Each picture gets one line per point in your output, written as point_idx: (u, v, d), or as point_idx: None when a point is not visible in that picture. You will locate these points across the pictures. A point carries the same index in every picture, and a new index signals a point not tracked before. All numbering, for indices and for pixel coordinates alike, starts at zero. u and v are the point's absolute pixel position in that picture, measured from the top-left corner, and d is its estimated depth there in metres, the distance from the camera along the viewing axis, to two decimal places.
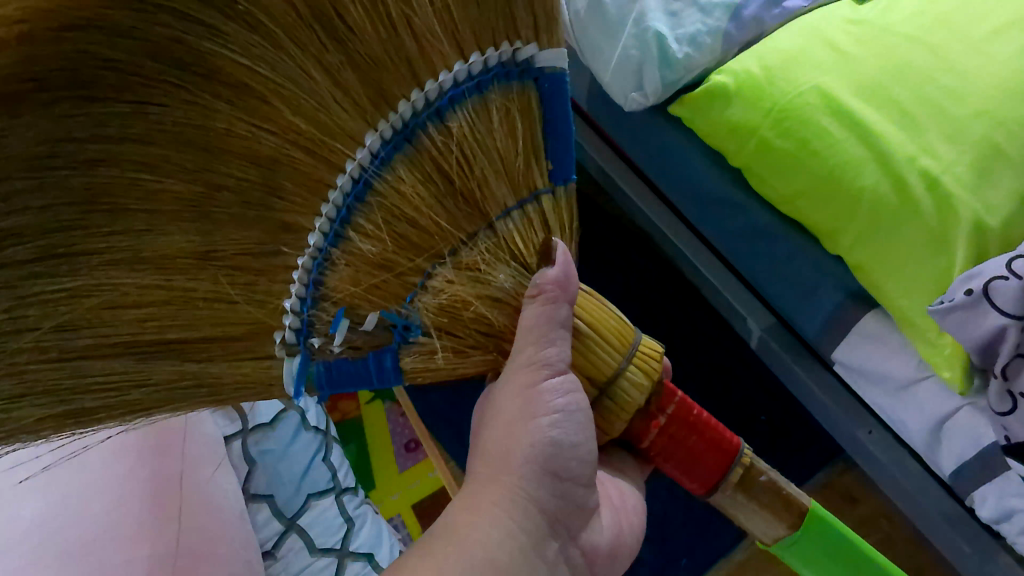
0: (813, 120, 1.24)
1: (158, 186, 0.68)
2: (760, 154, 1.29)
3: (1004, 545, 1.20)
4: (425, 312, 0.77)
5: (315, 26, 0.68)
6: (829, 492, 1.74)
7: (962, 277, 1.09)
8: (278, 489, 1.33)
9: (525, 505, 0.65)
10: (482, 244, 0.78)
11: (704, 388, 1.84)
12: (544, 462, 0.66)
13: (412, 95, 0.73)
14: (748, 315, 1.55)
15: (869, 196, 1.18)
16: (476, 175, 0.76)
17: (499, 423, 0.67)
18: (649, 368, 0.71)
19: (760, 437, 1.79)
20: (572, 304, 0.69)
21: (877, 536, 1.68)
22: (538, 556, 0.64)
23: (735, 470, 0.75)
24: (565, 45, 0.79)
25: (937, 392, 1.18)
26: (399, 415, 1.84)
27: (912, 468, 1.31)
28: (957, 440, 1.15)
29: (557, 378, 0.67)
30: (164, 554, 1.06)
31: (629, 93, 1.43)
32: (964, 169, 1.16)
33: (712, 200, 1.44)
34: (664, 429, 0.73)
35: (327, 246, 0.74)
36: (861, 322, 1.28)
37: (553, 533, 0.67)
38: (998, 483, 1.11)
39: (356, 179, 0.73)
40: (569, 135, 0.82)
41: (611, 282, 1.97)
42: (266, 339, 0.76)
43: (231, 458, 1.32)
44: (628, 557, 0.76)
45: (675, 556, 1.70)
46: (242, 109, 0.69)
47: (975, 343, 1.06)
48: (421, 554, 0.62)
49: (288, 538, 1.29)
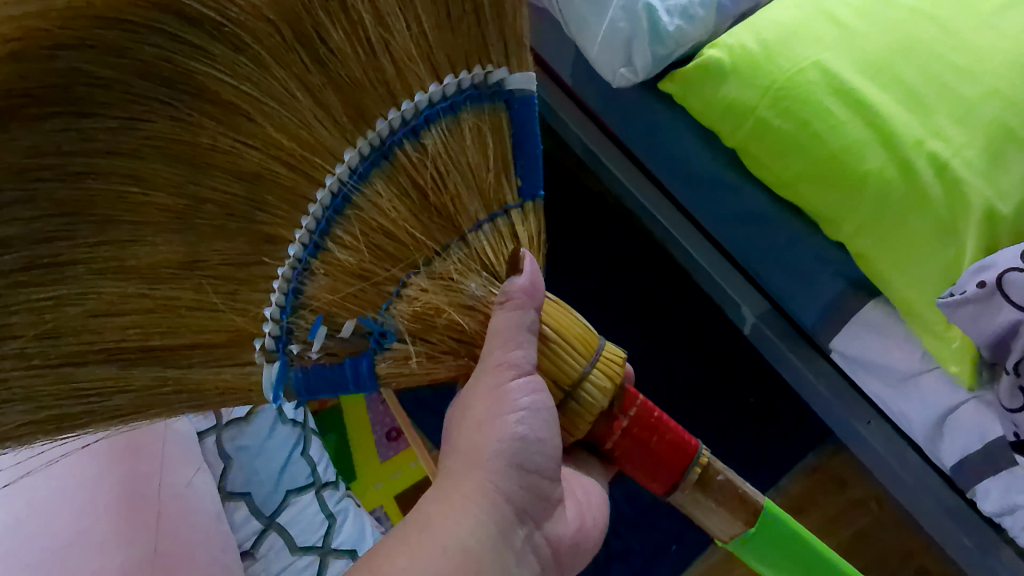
0: (815, 100, 1.21)
1: (145, 198, 0.72)
2: (755, 134, 1.26)
3: (1005, 538, 1.25)
4: (400, 318, 0.80)
5: (298, 49, 0.73)
6: (820, 475, 1.80)
7: (973, 267, 1.07)
8: (255, 486, 1.37)
9: (494, 496, 0.68)
10: (455, 256, 0.82)
11: (693, 372, 1.89)
12: (511, 455, 0.70)
13: (388, 115, 0.78)
14: (742, 302, 1.56)
15: (876, 181, 1.16)
16: (448, 191, 0.81)
17: (468, 419, 0.71)
18: (612, 372, 0.76)
19: (749, 418, 1.85)
20: (538, 310, 0.73)
21: (868, 518, 1.75)
22: (507, 546, 0.68)
23: (692, 470, 0.79)
24: (534, 71, 0.85)
25: (942, 383, 1.19)
26: (379, 402, 1.85)
27: (912, 459, 1.34)
28: (959, 433, 1.17)
29: (525, 378, 0.72)
30: (143, 560, 1.09)
31: (618, 68, 1.37)
32: (974, 153, 1.14)
33: (706, 182, 1.42)
34: (626, 430, 0.77)
35: (306, 257, 0.78)
36: (863, 311, 1.27)
37: (520, 522, 0.70)
38: (1004, 478, 1.13)
39: (335, 193, 0.77)
40: (537, 154, 0.86)
41: (596, 265, 1.99)
42: (246, 345, 0.79)
43: (206, 456, 1.34)
44: (591, 551, 0.80)
45: (665, 544, 1.73)
46: (225, 125, 0.73)
47: (987, 338, 1.06)
48: (395, 541, 0.65)
49: (268, 536, 1.32)
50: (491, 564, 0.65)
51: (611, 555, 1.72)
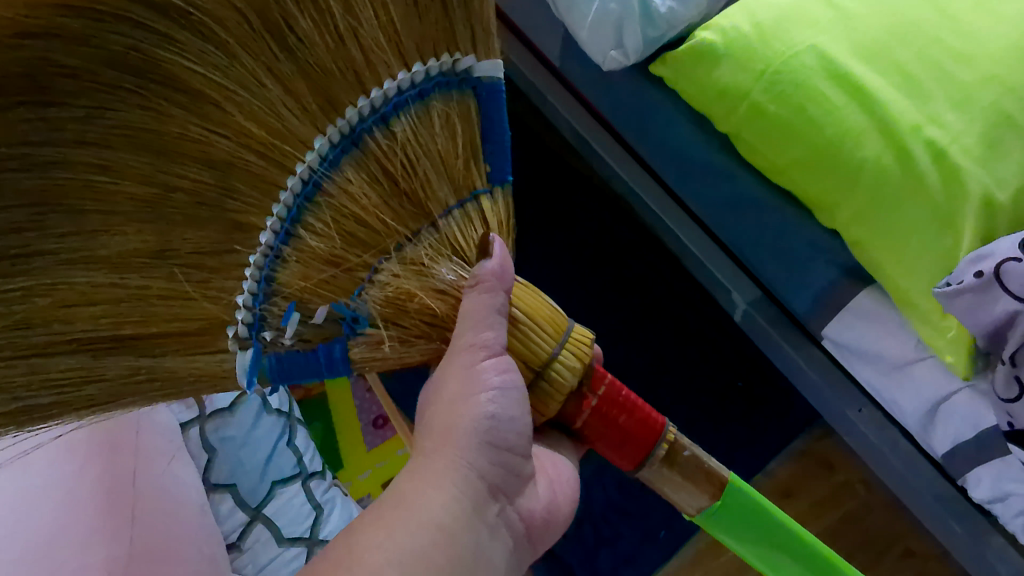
0: (810, 84, 1.22)
1: (114, 187, 0.72)
2: (750, 120, 1.26)
3: (997, 526, 1.24)
4: (373, 304, 0.82)
5: (267, 37, 0.73)
6: (807, 459, 1.86)
7: (971, 257, 1.09)
8: (240, 477, 1.38)
9: (467, 473, 0.70)
10: (426, 241, 0.83)
11: (681, 356, 1.92)
12: (483, 432, 0.71)
13: (358, 103, 0.79)
14: (733, 288, 1.56)
15: (872, 168, 1.17)
16: (419, 177, 0.82)
17: (441, 399, 0.73)
18: (581, 352, 0.77)
19: (736, 403, 1.89)
20: (508, 293, 0.76)
21: (854, 502, 1.81)
22: (480, 520, 0.69)
23: (659, 447, 0.81)
24: (501, 58, 0.86)
25: (937, 372, 1.20)
26: (365, 390, 1.85)
27: (905, 448, 1.33)
28: (952, 422, 1.18)
29: (495, 359, 0.73)
30: (120, 555, 1.10)
31: (609, 51, 1.35)
32: (972, 140, 1.17)
33: (698, 167, 1.41)
34: (594, 408, 0.79)
35: (278, 244, 0.79)
36: (857, 299, 1.27)
37: (493, 497, 0.72)
38: (997, 466, 1.14)
39: (305, 180, 0.78)
40: (505, 140, 0.87)
41: (584, 247, 1.99)
42: (219, 332, 0.80)
43: (191, 447, 1.35)
44: (562, 525, 0.82)
45: (654, 529, 1.76)
46: (194, 114, 0.73)
47: (985, 328, 1.08)
48: (371, 516, 0.67)
49: (254, 528, 1.33)
50: (463, 538, 0.67)
51: (599, 540, 1.75)
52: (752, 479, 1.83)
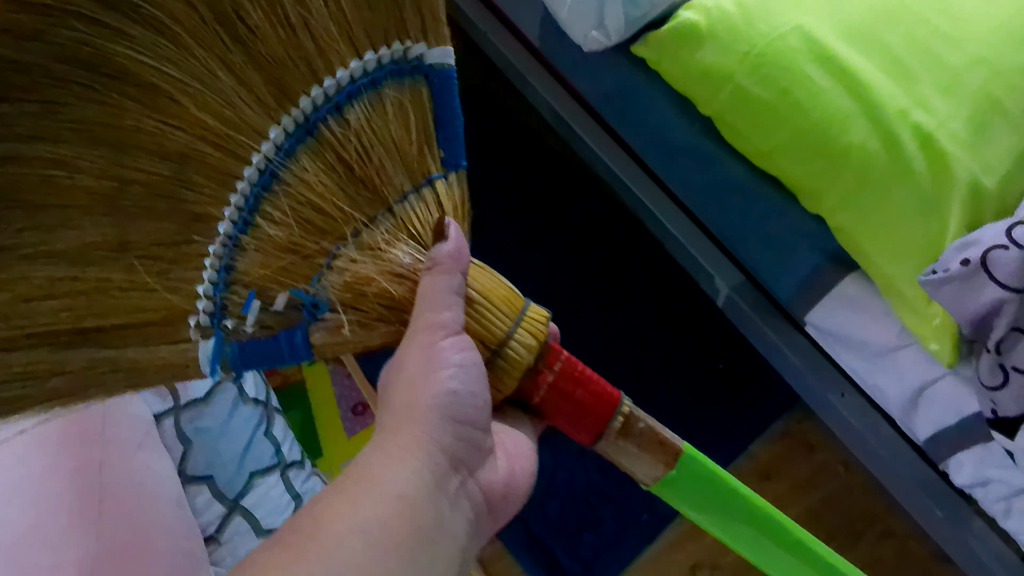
0: (796, 68, 1.24)
1: (69, 181, 0.73)
2: (734, 104, 1.28)
3: (976, 509, 1.30)
4: (331, 290, 0.83)
5: (218, 29, 0.75)
6: (789, 440, 1.88)
7: (957, 245, 1.12)
8: (217, 469, 1.38)
9: (428, 447, 0.72)
10: (383, 226, 0.85)
11: (661, 338, 1.94)
12: (444, 408, 0.74)
13: (311, 92, 0.80)
14: (716, 273, 1.56)
15: (858, 152, 1.20)
16: (374, 164, 0.84)
17: (401, 375, 0.75)
18: (536, 329, 0.80)
19: (716, 384, 1.92)
20: (464, 273, 0.77)
21: (835, 482, 1.84)
22: (441, 491, 0.72)
23: (616, 419, 0.84)
24: (451, 46, 0.88)
25: (919, 359, 1.24)
26: (343, 376, 1.86)
27: (886, 432, 1.37)
28: (936, 407, 1.23)
29: (451, 338, 0.75)
30: (97, 552, 1.13)
31: (589, 32, 1.39)
32: (960, 125, 1.20)
33: (679, 151, 1.44)
34: (550, 384, 0.81)
35: (236, 234, 0.80)
36: (840, 286, 1.31)
37: (454, 470, 0.74)
38: (979, 452, 1.19)
39: (262, 170, 0.80)
40: (457, 126, 0.89)
41: (565, 231, 2.02)
42: (180, 323, 0.81)
43: (165, 438, 1.36)
44: (521, 497, 0.85)
45: (636, 513, 1.78)
46: (148, 107, 0.74)
47: (969, 316, 1.11)
48: (334, 491, 0.68)
49: (232, 521, 1.34)
50: (427, 508, 0.69)
51: (582, 524, 1.77)
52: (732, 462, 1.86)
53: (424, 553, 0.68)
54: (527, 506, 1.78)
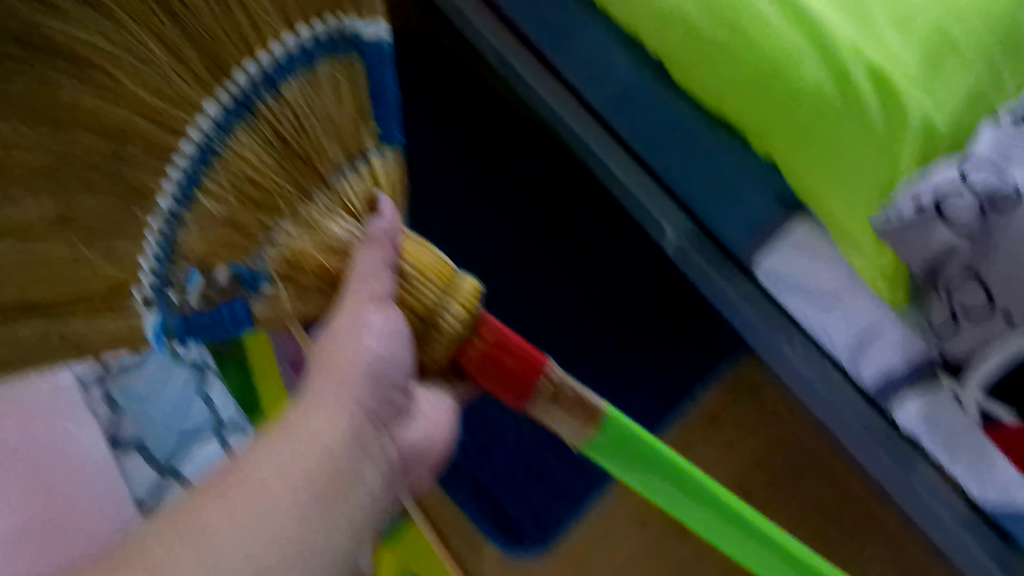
0: (753, 7, 1.28)
1: (5, 157, 0.75)
2: (685, 39, 1.32)
3: (923, 453, 1.28)
4: (269, 263, 0.82)
5: (152, 4, 0.78)
6: (736, 384, 1.89)
7: (909, 189, 1.16)
8: (148, 430, 1.52)
9: (351, 406, 0.77)
10: (321, 201, 0.85)
11: (611, 288, 1.95)
12: (366, 373, 0.79)
13: (246, 66, 0.81)
14: (662, 216, 1.49)
15: (811, 91, 1.23)
16: (309, 138, 0.84)
17: (328, 339, 0.80)
18: (466, 300, 0.83)
19: (664, 328, 1.92)
20: (393, 250, 0.82)
21: (779, 424, 1.86)
22: (363, 448, 0.78)
23: (543, 382, 0.88)
24: (386, 22, 0.89)
25: (864, 304, 1.25)
26: None
27: (834, 379, 1.34)
28: (878, 348, 1.24)
29: (378, 308, 0.80)
30: (38, 520, 1.30)
31: None
32: (910, 61, 1.25)
33: (623, 91, 1.43)
34: (480, 352, 0.85)
35: (177, 209, 0.81)
36: (789, 227, 1.31)
37: (376, 429, 0.80)
38: (934, 397, 1.19)
39: (200, 145, 0.81)
40: (391, 100, 0.88)
41: (511, 182, 2.05)
42: (120, 293, 0.81)
43: (93, 404, 1.46)
44: (435, 456, 0.91)
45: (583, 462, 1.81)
46: (84, 82, 0.77)
47: (922, 259, 1.15)
48: (263, 445, 0.74)
49: (158, 480, 1.46)
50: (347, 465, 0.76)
51: (530, 474, 1.81)
52: (680, 405, 1.87)
53: (344, 506, 0.75)
54: (474, 457, 1.84)
